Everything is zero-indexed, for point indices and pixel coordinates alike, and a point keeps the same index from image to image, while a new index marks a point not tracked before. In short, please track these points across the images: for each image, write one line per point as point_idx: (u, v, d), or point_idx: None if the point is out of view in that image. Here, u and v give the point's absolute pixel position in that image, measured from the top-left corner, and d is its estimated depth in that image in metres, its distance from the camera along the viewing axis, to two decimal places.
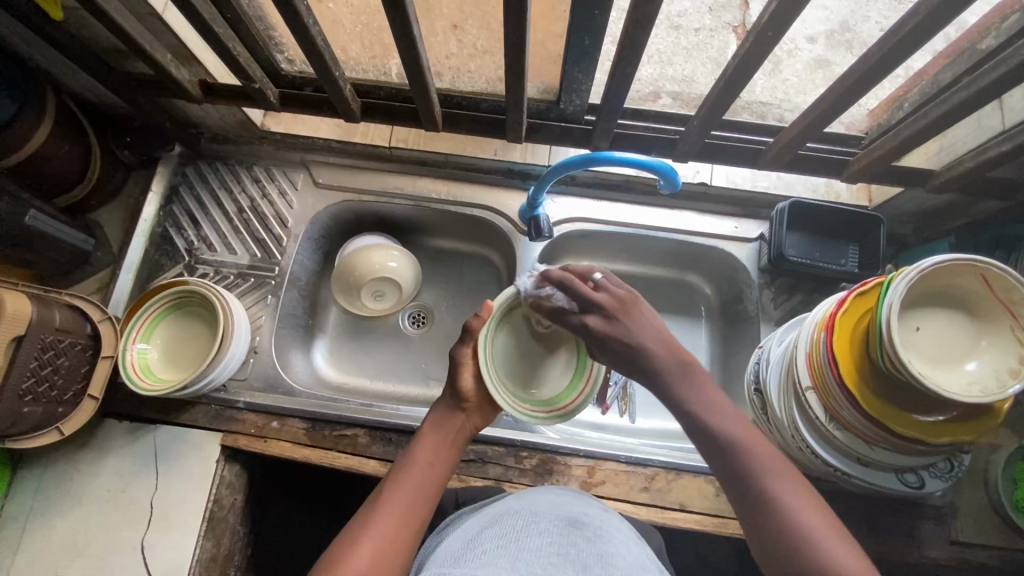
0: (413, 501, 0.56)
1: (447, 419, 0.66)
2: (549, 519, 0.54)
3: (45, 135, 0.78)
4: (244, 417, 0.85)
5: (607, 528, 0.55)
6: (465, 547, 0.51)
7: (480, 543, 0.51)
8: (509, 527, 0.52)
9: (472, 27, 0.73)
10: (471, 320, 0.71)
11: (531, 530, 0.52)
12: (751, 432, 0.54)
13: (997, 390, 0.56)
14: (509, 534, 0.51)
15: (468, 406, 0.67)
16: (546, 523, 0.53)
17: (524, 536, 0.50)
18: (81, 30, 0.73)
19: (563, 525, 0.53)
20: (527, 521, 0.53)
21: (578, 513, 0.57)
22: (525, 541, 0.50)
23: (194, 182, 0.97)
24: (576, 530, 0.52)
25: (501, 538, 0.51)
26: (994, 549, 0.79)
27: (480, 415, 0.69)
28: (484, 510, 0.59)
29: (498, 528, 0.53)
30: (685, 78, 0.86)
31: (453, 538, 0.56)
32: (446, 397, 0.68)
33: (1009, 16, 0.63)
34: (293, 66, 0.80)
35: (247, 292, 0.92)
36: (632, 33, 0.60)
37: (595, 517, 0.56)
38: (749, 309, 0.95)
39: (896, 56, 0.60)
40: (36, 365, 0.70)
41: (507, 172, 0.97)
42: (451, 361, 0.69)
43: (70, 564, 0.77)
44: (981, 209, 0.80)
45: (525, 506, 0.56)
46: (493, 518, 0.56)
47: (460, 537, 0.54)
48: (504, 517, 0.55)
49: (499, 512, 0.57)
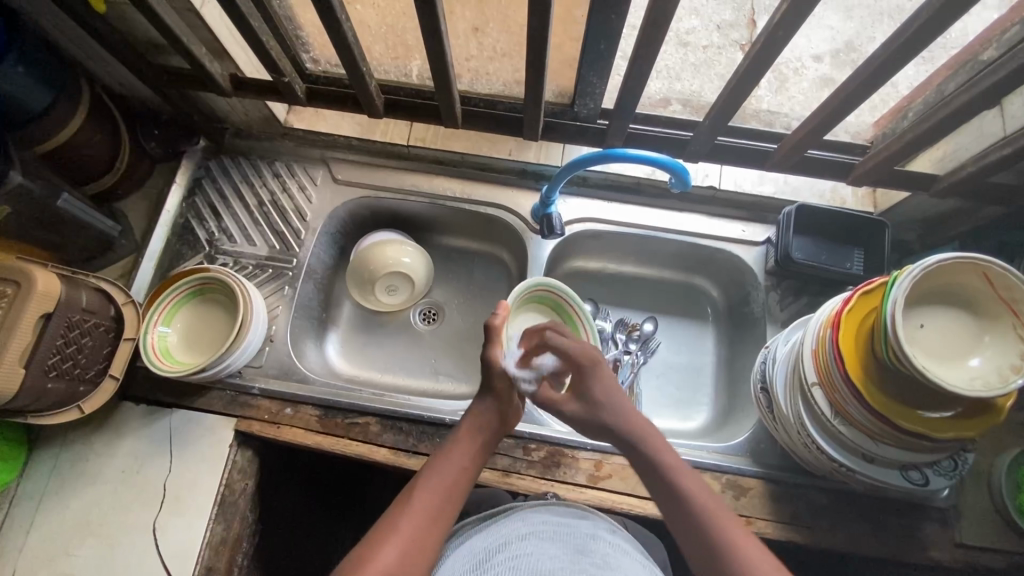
0: (442, 502, 0.59)
1: (487, 420, 0.68)
2: (558, 545, 0.57)
3: (79, 125, 0.81)
4: (258, 403, 0.86)
5: (614, 553, 0.58)
6: (476, 569, 0.55)
7: (492, 565, 0.54)
8: (520, 550, 0.56)
9: (493, 29, 0.77)
10: (488, 321, 0.72)
11: (542, 555, 0.55)
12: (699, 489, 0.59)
13: (1001, 384, 0.58)
14: (520, 557, 0.55)
15: (504, 408, 0.70)
16: (556, 550, 0.56)
17: (537, 560, 0.54)
18: (122, 24, 0.76)
19: (573, 551, 0.56)
20: (537, 546, 0.56)
21: (587, 537, 0.60)
22: (538, 565, 0.53)
23: (217, 175, 1.00)
24: (585, 557, 0.56)
25: (512, 561, 0.54)
26: (996, 552, 0.80)
27: (511, 415, 0.72)
28: (492, 526, 0.62)
29: (508, 549, 0.56)
30: (693, 92, 0.89)
31: (462, 555, 0.59)
32: (485, 399, 0.70)
33: (1010, 28, 0.66)
34: (318, 65, 0.84)
35: (264, 282, 0.94)
36: (648, 34, 0.63)
37: (601, 542, 0.60)
38: (756, 311, 0.96)
39: (896, 60, 0.63)
40: (62, 343, 0.72)
41: (521, 173, 1.00)
42: (482, 363, 0.71)
43: (81, 543, 0.78)
44: (984, 216, 0.82)
45: (533, 528, 0.59)
46: (503, 538, 0.59)
47: (469, 557, 0.58)
48: (513, 539, 0.58)
49: (508, 532, 0.60)
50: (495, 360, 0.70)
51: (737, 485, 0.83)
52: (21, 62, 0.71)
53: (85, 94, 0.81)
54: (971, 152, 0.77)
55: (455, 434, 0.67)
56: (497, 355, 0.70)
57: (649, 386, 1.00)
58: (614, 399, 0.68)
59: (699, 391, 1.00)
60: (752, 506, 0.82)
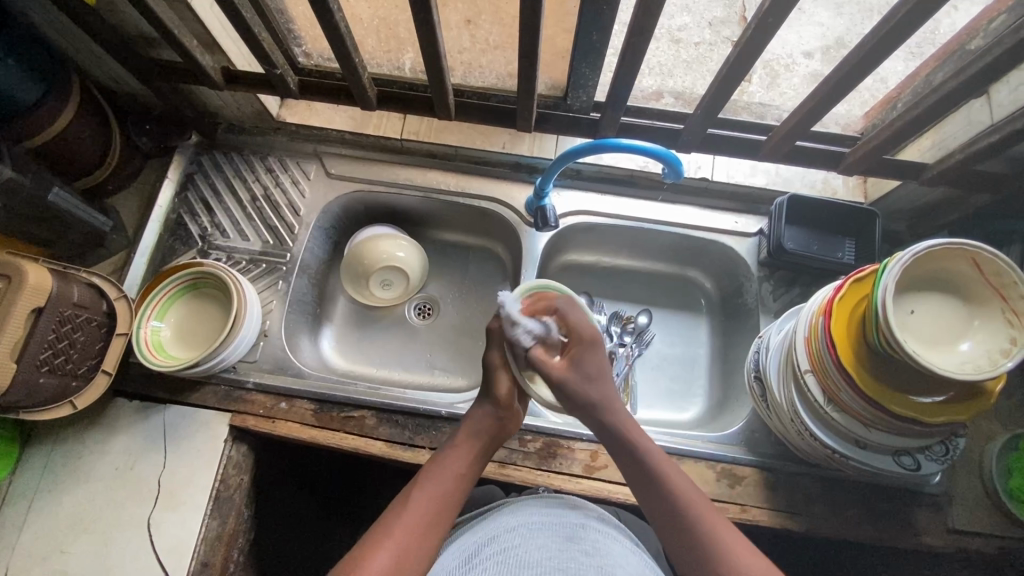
0: (440, 510, 0.59)
1: (485, 428, 0.68)
2: (547, 535, 0.57)
3: (69, 119, 0.80)
4: (253, 398, 0.86)
5: (603, 540, 0.58)
6: (465, 564, 0.55)
7: (480, 560, 0.54)
8: (508, 544, 0.56)
9: (485, 21, 0.78)
10: (489, 322, 0.73)
11: (531, 546, 0.55)
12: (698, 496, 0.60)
13: (990, 368, 0.58)
14: (509, 550, 0.54)
15: (505, 414, 0.70)
16: (545, 540, 0.56)
17: (525, 551, 0.54)
18: (112, 17, 0.76)
19: (561, 541, 0.56)
20: (525, 537, 0.56)
21: (576, 525, 0.60)
22: (525, 555, 0.53)
23: (209, 171, 1.00)
24: (574, 545, 0.56)
25: (500, 555, 0.54)
26: (988, 536, 0.80)
27: (512, 421, 0.72)
28: (481, 523, 0.62)
29: (496, 544, 0.56)
30: (685, 87, 0.90)
31: (452, 553, 0.59)
32: (486, 404, 0.70)
33: (997, 17, 0.67)
34: (310, 59, 0.85)
35: (258, 276, 0.94)
36: (639, 25, 0.63)
37: (591, 529, 0.60)
38: (749, 302, 0.97)
39: (878, 54, 0.64)
40: (54, 338, 0.71)
41: (515, 166, 1.00)
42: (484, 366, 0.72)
43: (74, 541, 0.78)
44: (973, 203, 0.83)
45: (521, 520, 0.60)
46: (491, 533, 0.59)
47: (457, 555, 0.58)
48: (501, 533, 0.58)
49: (497, 528, 0.60)
50: (495, 363, 0.71)
51: (733, 474, 0.84)
52: (10, 55, 0.71)
53: (75, 88, 0.81)
54: (959, 141, 0.78)
55: (454, 437, 0.68)
56: (495, 358, 0.72)
57: (644, 379, 1.00)
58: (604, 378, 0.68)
59: (693, 383, 1.01)
60: (747, 495, 0.82)
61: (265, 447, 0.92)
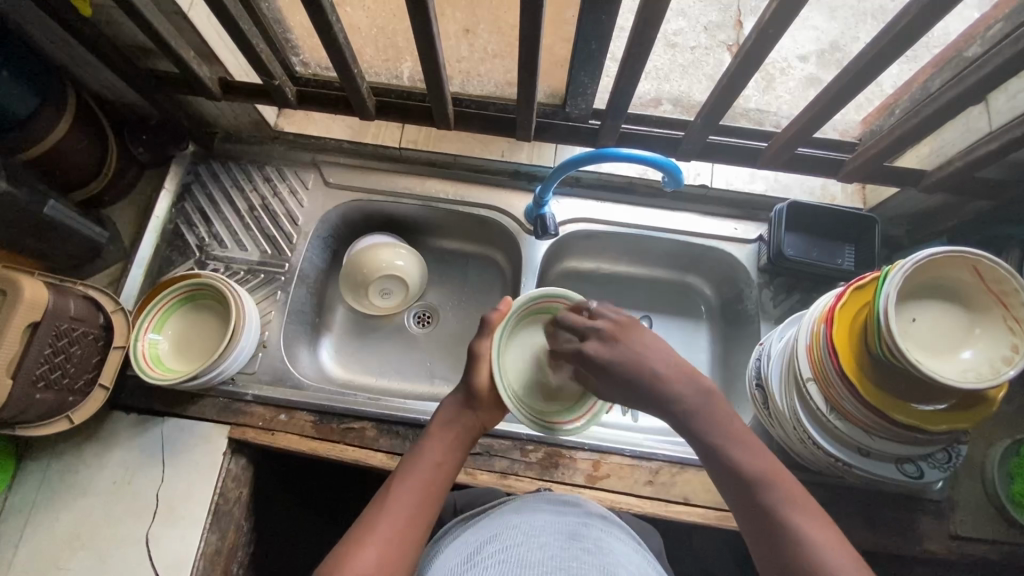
0: (421, 505, 0.58)
1: (457, 416, 0.66)
2: (549, 534, 0.56)
3: (66, 129, 0.80)
4: (252, 410, 0.85)
5: (607, 539, 0.57)
6: (467, 562, 0.54)
7: (482, 559, 0.53)
8: (510, 542, 0.55)
9: (484, 31, 0.78)
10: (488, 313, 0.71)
11: (533, 544, 0.54)
12: (770, 463, 0.54)
13: (992, 376, 0.58)
14: (511, 548, 0.54)
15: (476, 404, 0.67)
16: (548, 539, 0.55)
17: (528, 550, 0.53)
18: (109, 26, 0.75)
19: (564, 539, 0.55)
20: (528, 535, 0.56)
21: (579, 524, 0.59)
22: (528, 554, 0.52)
23: (205, 181, 0.99)
24: (578, 543, 0.55)
25: (502, 554, 0.53)
26: (990, 542, 0.81)
27: (488, 416, 0.68)
28: (483, 521, 0.62)
29: (498, 542, 0.55)
30: (682, 92, 0.91)
31: (453, 551, 0.58)
32: (457, 394, 0.67)
33: (993, 25, 0.68)
34: (308, 69, 0.84)
35: (257, 287, 0.93)
36: (637, 36, 0.63)
37: (594, 529, 0.59)
38: (750, 308, 0.97)
39: (876, 66, 0.65)
40: (51, 352, 0.70)
41: (513, 174, 1.00)
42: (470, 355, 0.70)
43: (71, 557, 0.77)
44: (971, 210, 0.83)
45: (524, 519, 0.59)
46: (494, 531, 0.58)
47: (458, 554, 0.57)
48: (504, 531, 0.57)
49: (500, 526, 0.59)
50: (482, 352, 0.69)
51: None
52: (5, 66, 0.70)
53: (70, 98, 0.80)
54: (958, 148, 0.78)
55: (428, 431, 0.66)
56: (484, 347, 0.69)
57: None
58: (639, 365, 0.59)
59: None
60: None
61: (264, 459, 0.91)
